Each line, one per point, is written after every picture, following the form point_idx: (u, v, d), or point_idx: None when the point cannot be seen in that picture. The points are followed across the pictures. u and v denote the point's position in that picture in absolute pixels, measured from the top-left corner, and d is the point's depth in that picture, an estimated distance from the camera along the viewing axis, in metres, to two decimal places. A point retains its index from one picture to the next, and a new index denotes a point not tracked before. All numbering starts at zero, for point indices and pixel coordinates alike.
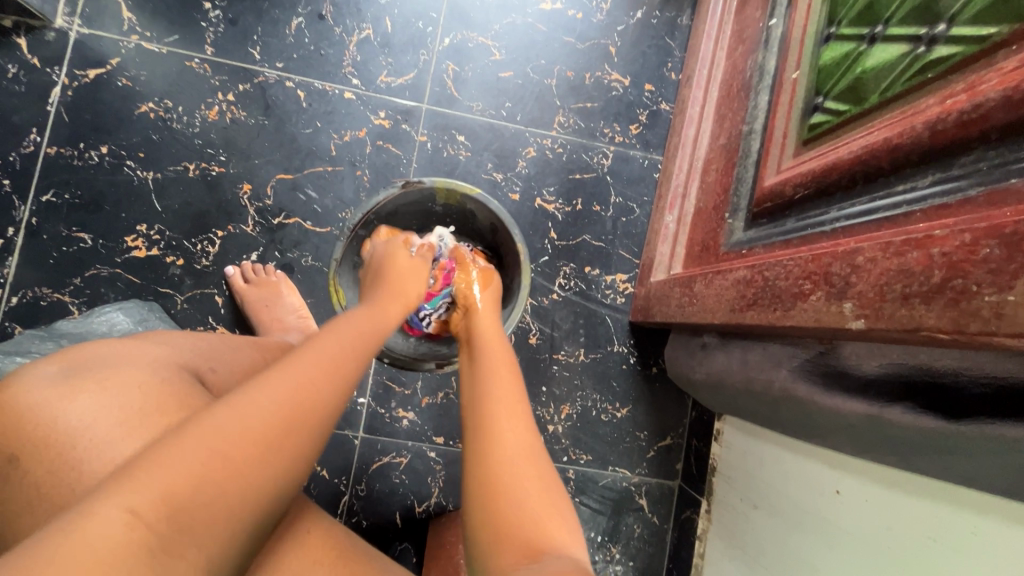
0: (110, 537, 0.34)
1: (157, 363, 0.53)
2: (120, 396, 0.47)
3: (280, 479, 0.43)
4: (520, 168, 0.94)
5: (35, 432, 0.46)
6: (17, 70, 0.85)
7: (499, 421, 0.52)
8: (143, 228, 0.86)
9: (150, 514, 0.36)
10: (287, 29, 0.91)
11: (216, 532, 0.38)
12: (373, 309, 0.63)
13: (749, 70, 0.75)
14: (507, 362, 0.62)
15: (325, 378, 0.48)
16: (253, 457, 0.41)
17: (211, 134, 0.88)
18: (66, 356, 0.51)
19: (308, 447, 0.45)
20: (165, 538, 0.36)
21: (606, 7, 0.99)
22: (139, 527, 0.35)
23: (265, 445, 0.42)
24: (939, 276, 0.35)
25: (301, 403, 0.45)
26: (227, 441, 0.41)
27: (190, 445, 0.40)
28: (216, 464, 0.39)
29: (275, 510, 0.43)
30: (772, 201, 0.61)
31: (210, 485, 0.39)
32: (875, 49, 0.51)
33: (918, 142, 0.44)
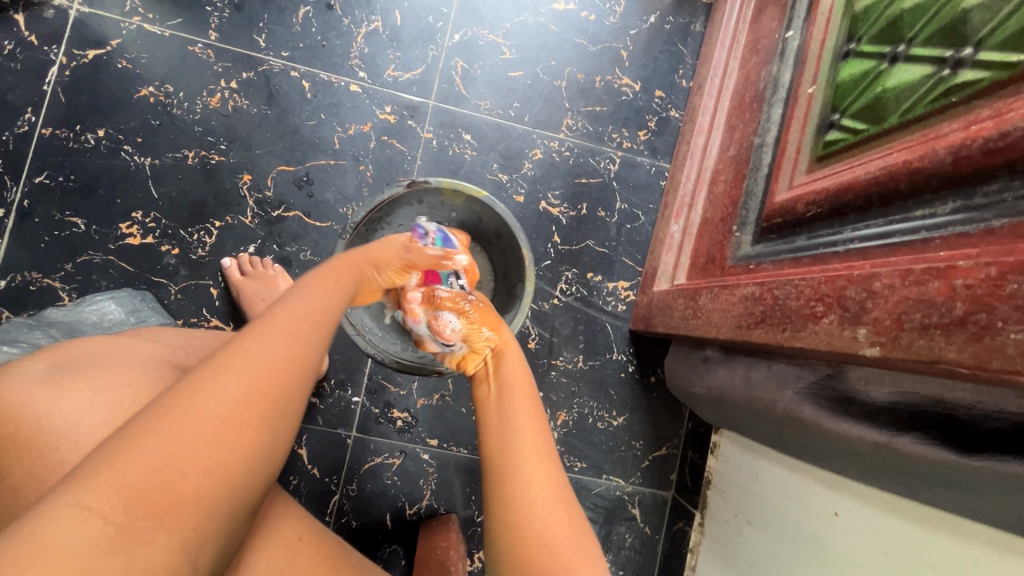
0: (65, 533, 0.32)
1: (147, 361, 0.51)
2: (107, 393, 0.46)
3: (254, 454, 0.40)
4: (526, 170, 0.93)
5: (15, 431, 0.44)
6: (14, 47, 0.82)
7: (525, 464, 0.50)
8: (139, 215, 0.84)
9: (105, 507, 0.33)
10: (294, 17, 0.89)
11: (183, 520, 0.36)
12: (334, 274, 0.58)
13: (763, 81, 0.74)
14: (527, 392, 0.59)
15: (290, 351, 0.45)
16: (211, 439, 0.38)
17: (212, 122, 0.86)
18: (54, 354, 0.50)
19: (276, 423, 0.42)
20: (125, 526, 0.34)
21: (620, 10, 0.97)
22: (95, 519, 0.33)
23: (226, 425, 0.39)
24: (961, 308, 0.34)
25: (265, 379, 0.42)
26: (182, 425, 0.37)
27: (141, 432, 0.36)
28: (172, 448, 0.36)
29: (252, 489, 0.40)
30: (782, 217, 0.60)
31: (165, 472, 0.36)
32: (896, 69, 0.51)
33: (939, 168, 0.43)
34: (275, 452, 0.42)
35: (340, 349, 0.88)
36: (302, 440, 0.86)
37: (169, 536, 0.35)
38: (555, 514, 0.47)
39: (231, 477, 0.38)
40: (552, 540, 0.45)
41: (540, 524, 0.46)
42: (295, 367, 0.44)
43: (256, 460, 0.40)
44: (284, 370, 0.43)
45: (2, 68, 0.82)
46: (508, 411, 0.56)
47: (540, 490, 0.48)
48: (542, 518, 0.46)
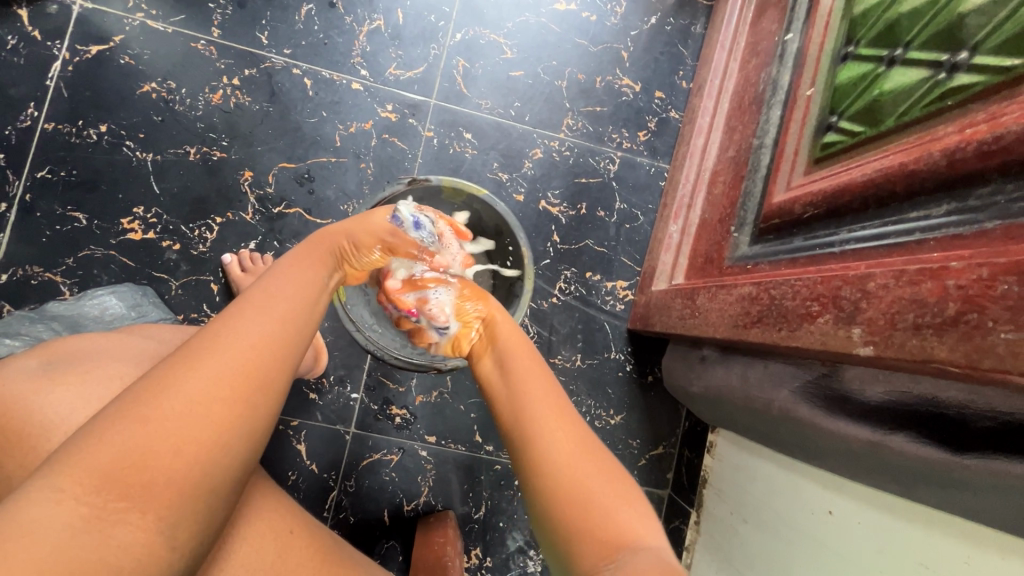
0: (41, 515, 0.32)
1: (141, 357, 0.52)
2: (101, 388, 0.47)
3: (235, 433, 0.39)
4: (526, 169, 0.94)
5: (9, 423, 0.44)
6: (17, 42, 0.83)
7: (545, 421, 0.51)
8: (140, 210, 0.84)
9: (79, 489, 0.33)
10: (297, 15, 0.89)
11: (160, 500, 0.35)
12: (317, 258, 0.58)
13: (762, 83, 0.75)
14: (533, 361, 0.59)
15: (268, 333, 0.44)
16: (186, 418, 0.37)
17: (213, 118, 0.86)
18: (47, 351, 0.51)
19: (259, 402, 0.41)
20: (98, 507, 0.34)
21: (621, 11, 0.98)
22: (69, 499, 0.33)
23: (202, 403, 0.38)
24: (953, 308, 0.35)
25: (243, 358, 0.41)
26: (155, 406, 0.37)
27: (115, 415, 0.36)
28: (147, 428, 0.36)
29: (237, 470, 0.39)
30: (780, 218, 0.61)
31: (139, 452, 0.35)
32: (894, 72, 0.51)
33: (934, 170, 0.44)
34: (259, 430, 0.41)
35: (340, 345, 0.88)
36: (301, 436, 0.86)
37: (143, 515, 0.34)
38: (593, 466, 0.46)
39: (210, 456, 0.37)
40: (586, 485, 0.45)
41: (577, 474, 0.46)
42: (274, 348, 0.44)
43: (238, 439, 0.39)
44: (261, 351, 0.43)
45: (5, 63, 0.82)
46: (516, 379, 0.56)
47: (562, 443, 0.48)
48: (578, 471, 0.46)
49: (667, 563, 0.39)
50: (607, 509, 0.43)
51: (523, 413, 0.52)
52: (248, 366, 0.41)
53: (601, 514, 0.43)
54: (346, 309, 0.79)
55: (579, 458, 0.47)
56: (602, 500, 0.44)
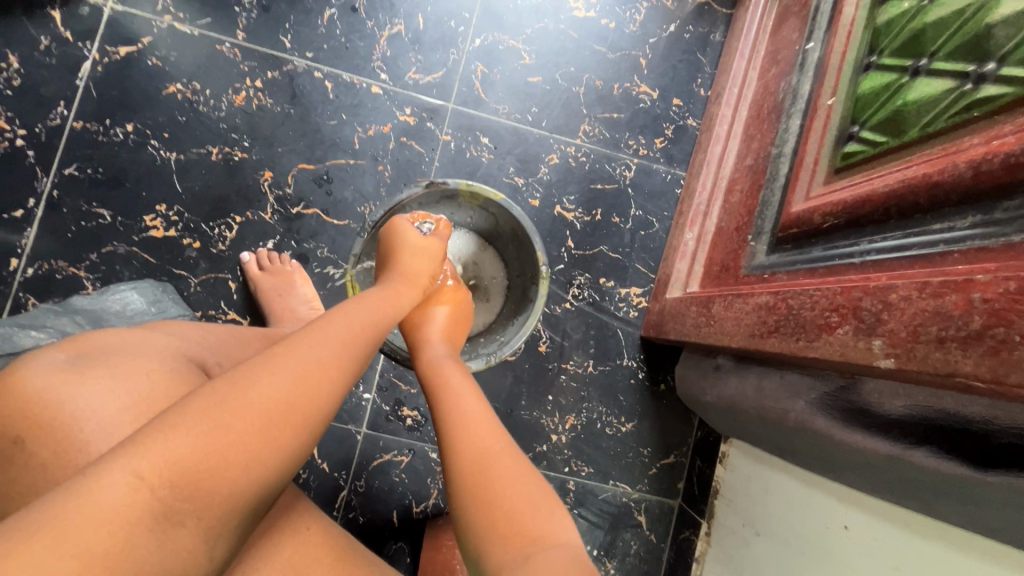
0: (114, 504, 0.34)
1: (165, 353, 0.53)
2: (128, 381, 0.48)
3: (288, 453, 0.42)
4: (542, 174, 0.94)
5: (40, 414, 0.45)
6: (50, 43, 0.85)
7: (470, 427, 0.52)
8: (163, 208, 0.86)
9: (155, 481, 0.36)
10: (319, 19, 0.91)
11: (216, 507, 0.38)
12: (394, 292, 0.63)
13: (782, 92, 0.74)
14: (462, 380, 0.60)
15: (335, 355, 0.47)
16: (256, 427, 0.40)
17: (236, 119, 0.88)
18: (75, 344, 0.51)
19: (316, 423, 0.44)
20: (166, 504, 0.36)
21: (640, 18, 0.98)
22: (143, 491, 0.35)
23: (276, 418, 0.41)
24: (978, 321, 0.34)
25: (312, 381, 0.44)
26: (234, 411, 0.40)
27: (196, 413, 0.39)
28: (223, 432, 0.39)
29: (279, 486, 0.42)
30: (798, 227, 0.60)
31: (212, 457, 0.38)
32: (918, 82, 0.51)
33: (959, 182, 0.43)
34: (306, 452, 0.44)
35: None
36: None
37: (200, 518, 0.37)
38: (512, 467, 0.48)
39: (270, 469, 0.40)
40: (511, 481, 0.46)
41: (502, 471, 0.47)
42: (340, 369, 0.47)
43: (295, 455, 0.42)
44: (330, 373, 0.46)
45: (38, 62, 0.84)
46: (451, 391, 0.58)
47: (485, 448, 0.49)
48: (499, 471, 0.47)
49: (579, 557, 0.42)
50: (520, 507, 0.44)
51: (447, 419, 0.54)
52: (319, 388, 0.44)
53: (518, 513, 0.44)
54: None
55: (502, 457, 0.49)
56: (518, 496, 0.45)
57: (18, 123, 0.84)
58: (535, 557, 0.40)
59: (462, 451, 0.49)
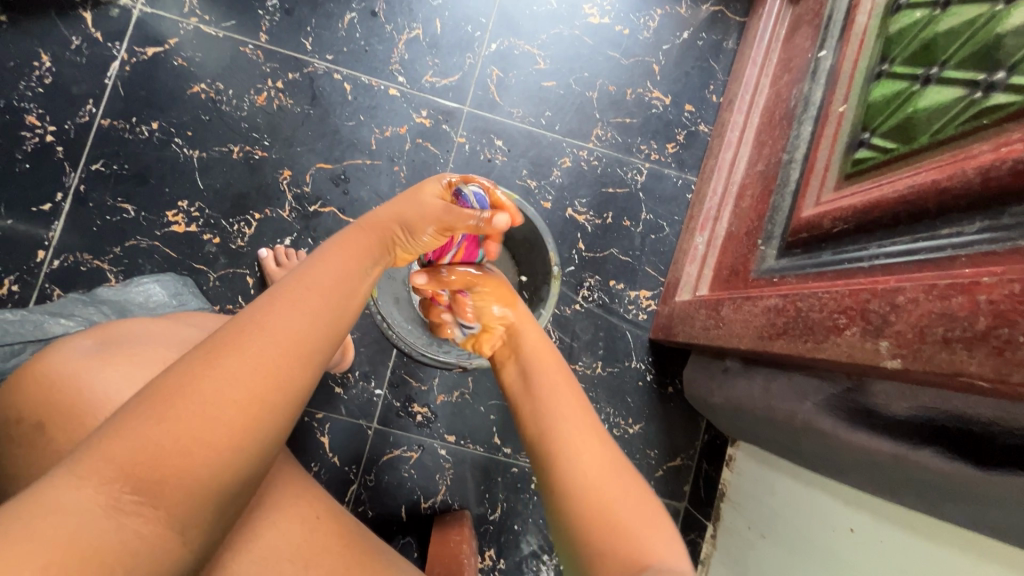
0: (67, 495, 0.33)
1: (183, 343, 0.55)
2: (147, 370, 0.49)
3: (246, 443, 0.38)
4: (555, 177, 0.95)
5: (63, 398, 0.47)
6: (80, 43, 0.88)
7: (574, 437, 0.51)
8: (184, 204, 0.88)
9: (97, 479, 0.34)
10: (340, 23, 0.93)
11: (169, 499, 0.35)
12: (364, 231, 0.56)
13: (794, 99, 0.75)
14: (559, 374, 0.60)
15: (298, 328, 0.42)
16: (203, 418, 0.36)
17: (257, 119, 0.90)
18: (102, 333, 0.54)
19: (277, 407, 0.39)
20: (115, 499, 0.34)
21: (653, 26, 1.00)
22: (89, 486, 0.33)
23: (226, 408, 0.37)
24: (984, 323, 0.35)
25: (268, 358, 0.39)
26: (175, 407, 0.36)
27: (136, 412, 0.36)
28: (162, 431, 0.35)
29: (248, 473, 0.39)
30: (808, 232, 0.61)
31: (156, 450, 0.35)
32: (928, 90, 0.51)
33: (968, 187, 0.44)
34: (274, 436, 0.40)
35: (366, 342, 0.91)
36: (324, 428, 0.88)
37: (157, 510, 0.35)
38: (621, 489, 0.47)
39: (231, 459, 0.37)
40: (621, 508, 0.45)
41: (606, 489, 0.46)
42: (302, 345, 0.42)
43: (259, 442, 0.38)
44: (289, 350, 0.41)
45: (69, 62, 0.87)
46: (550, 393, 0.57)
47: (591, 460, 0.49)
48: (608, 489, 0.46)
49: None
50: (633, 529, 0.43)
51: (553, 440, 0.52)
52: (275, 369, 0.39)
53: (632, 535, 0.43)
54: (374, 306, 0.82)
55: (609, 476, 0.48)
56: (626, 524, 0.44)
57: (48, 119, 0.86)
58: None
59: (576, 466, 0.49)
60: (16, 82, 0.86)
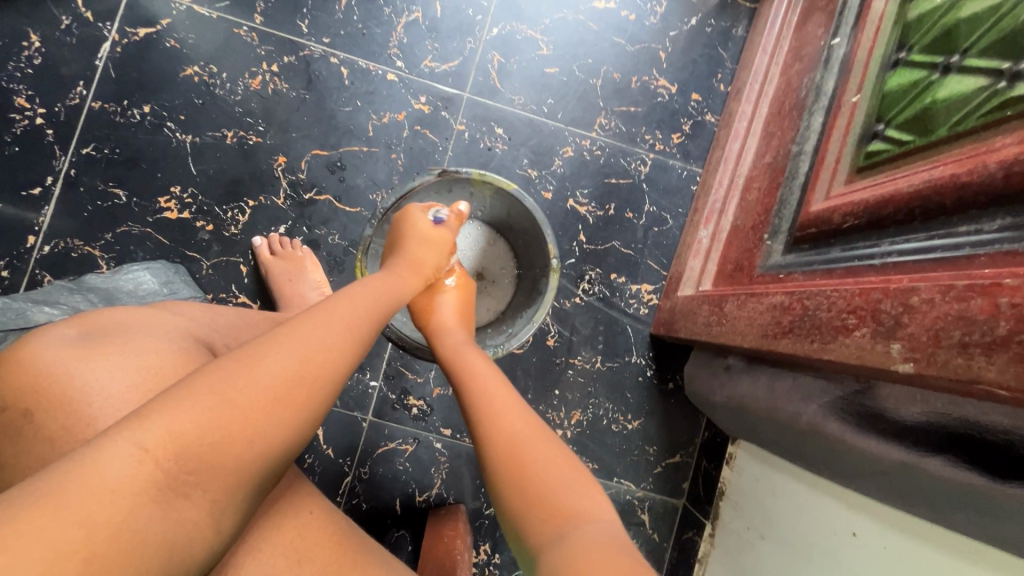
0: (120, 472, 0.35)
1: (173, 332, 0.53)
2: (137, 358, 0.48)
3: (289, 437, 0.42)
4: (556, 167, 0.93)
5: (50, 387, 0.46)
6: (71, 23, 0.85)
7: (503, 412, 0.55)
8: (177, 190, 0.86)
9: (159, 453, 0.37)
10: (337, 5, 0.90)
11: (219, 482, 0.38)
12: (397, 275, 0.65)
13: (804, 89, 0.73)
14: (483, 366, 0.63)
15: (341, 335, 0.48)
16: (262, 406, 0.40)
17: (252, 104, 0.88)
18: (84, 321, 0.52)
19: (318, 404, 0.44)
20: (171, 477, 0.37)
21: (661, 11, 0.96)
22: (148, 463, 0.36)
23: (281, 399, 0.41)
24: (1005, 327, 0.33)
25: (317, 357, 0.45)
26: (241, 391, 0.40)
27: (201, 390, 0.40)
28: (223, 414, 0.39)
29: (284, 464, 0.43)
30: (817, 227, 0.59)
31: (217, 432, 0.38)
32: (948, 80, 0.49)
33: (989, 183, 0.42)
34: (311, 432, 0.44)
35: None
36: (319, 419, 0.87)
37: (205, 492, 0.38)
38: (548, 452, 0.50)
39: (278, 449, 0.41)
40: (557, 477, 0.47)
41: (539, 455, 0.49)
42: (345, 349, 0.47)
43: (299, 435, 0.43)
44: (334, 356, 0.46)
45: (59, 42, 0.85)
46: (479, 381, 0.60)
47: (516, 429, 0.52)
48: (534, 453, 0.50)
49: (614, 536, 0.43)
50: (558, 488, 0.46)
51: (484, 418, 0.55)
52: (326, 372, 0.45)
53: (554, 494, 0.46)
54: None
55: (533, 442, 0.51)
56: (573, 486, 0.47)
57: (37, 101, 0.84)
58: (578, 538, 0.42)
59: (496, 446, 0.51)
60: (5, 62, 0.84)
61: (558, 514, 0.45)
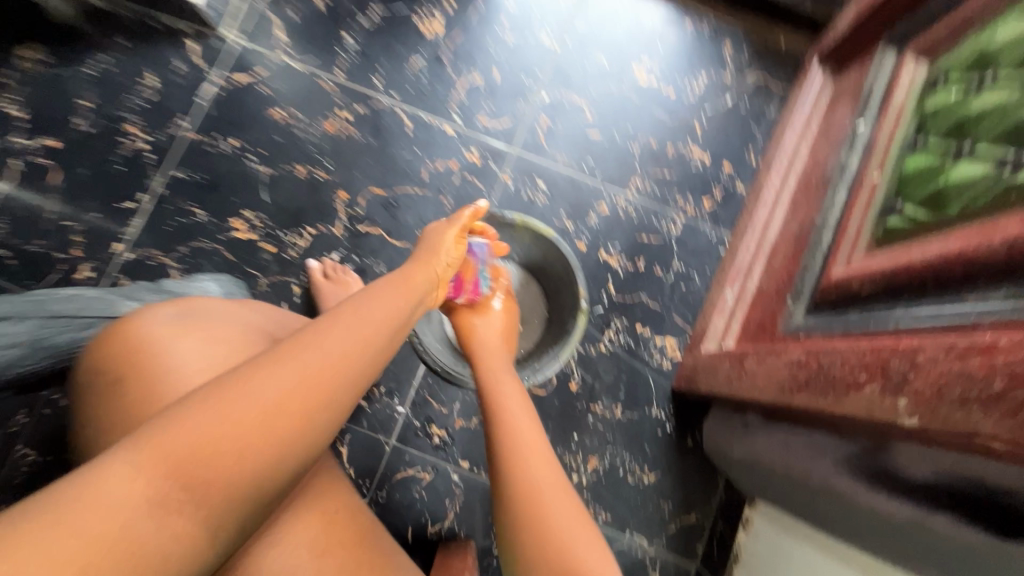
0: (116, 490, 0.37)
1: (251, 329, 0.59)
2: (220, 348, 0.54)
3: (284, 450, 0.43)
4: (591, 221, 0.99)
5: (142, 359, 0.52)
6: (182, 66, 0.99)
7: (527, 454, 0.58)
8: (248, 214, 0.96)
9: (152, 471, 0.38)
10: (408, 66, 1.02)
11: (211, 497, 0.39)
12: (410, 277, 0.64)
13: (830, 166, 0.78)
14: (518, 396, 0.67)
15: (345, 348, 0.48)
16: (257, 421, 0.42)
17: (324, 144, 0.99)
18: (182, 303, 0.59)
19: (318, 417, 0.45)
20: (164, 494, 0.38)
21: (698, 89, 1.05)
22: (140, 481, 0.38)
23: (273, 423, 0.42)
24: (999, 384, 0.35)
25: (318, 371, 0.45)
26: (236, 407, 0.42)
27: (199, 406, 0.41)
28: (218, 429, 0.40)
29: (284, 478, 0.43)
30: (837, 292, 0.63)
31: (213, 447, 0.40)
32: (958, 165, 0.55)
33: (994, 258, 0.45)
34: (313, 446, 0.45)
35: (393, 358, 0.93)
36: (345, 439, 0.91)
37: (197, 509, 0.39)
38: (561, 502, 0.52)
39: (274, 462, 0.42)
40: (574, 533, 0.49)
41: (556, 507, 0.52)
42: (347, 361, 0.48)
43: (298, 448, 0.43)
44: (334, 369, 0.47)
45: (170, 81, 0.99)
46: (509, 415, 0.63)
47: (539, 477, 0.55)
48: (552, 502, 0.52)
49: None
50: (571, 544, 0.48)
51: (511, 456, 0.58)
52: (318, 397, 0.45)
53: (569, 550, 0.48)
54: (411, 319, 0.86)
55: (553, 491, 0.54)
56: (572, 540, 0.49)
57: (144, 129, 0.97)
58: None
59: (519, 481, 0.55)
60: (123, 94, 0.98)
61: (559, 546, 0.48)
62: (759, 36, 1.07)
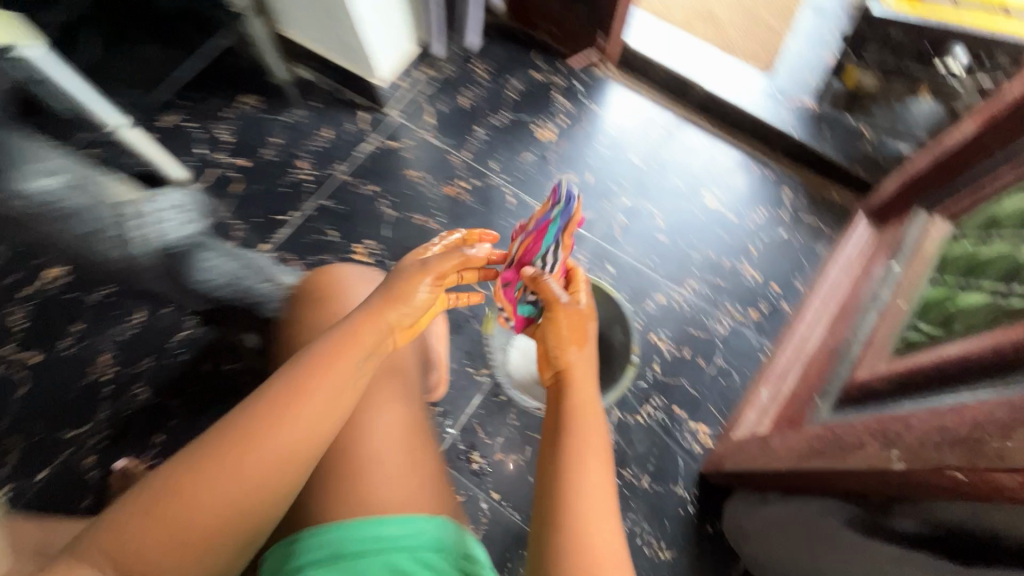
0: (112, 540, 0.46)
1: None
2: None
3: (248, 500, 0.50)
4: (647, 306, 1.14)
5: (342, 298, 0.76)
6: (351, 128, 1.29)
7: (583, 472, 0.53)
8: (369, 243, 1.18)
9: (134, 528, 0.47)
10: (520, 158, 1.28)
11: (191, 535, 0.48)
12: (380, 315, 0.60)
13: (865, 295, 0.91)
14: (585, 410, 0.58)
15: (288, 408, 0.51)
16: (218, 482, 0.49)
17: (441, 202, 1.22)
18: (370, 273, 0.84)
19: (272, 470, 0.50)
20: (150, 545, 0.47)
21: (757, 220, 1.23)
22: (124, 536, 0.46)
23: (233, 484, 0.49)
24: (965, 430, 0.45)
25: (267, 435, 0.50)
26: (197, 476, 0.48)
27: (170, 472, 0.49)
28: (185, 490, 0.48)
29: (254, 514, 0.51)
30: (858, 390, 0.73)
31: (182, 506, 0.48)
32: (965, 296, 0.69)
33: (982, 358, 0.56)
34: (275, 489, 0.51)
35: (453, 384, 1.06)
36: None
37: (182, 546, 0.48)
38: (597, 539, 0.50)
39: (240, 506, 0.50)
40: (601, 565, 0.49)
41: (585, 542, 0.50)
42: (294, 418, 0.51)
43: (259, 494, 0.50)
44: (280, 432, 0.51)
45: (339, 137, 1.28)
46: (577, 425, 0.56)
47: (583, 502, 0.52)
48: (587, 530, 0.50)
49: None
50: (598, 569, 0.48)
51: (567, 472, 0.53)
52: (283, 464, 0.51)
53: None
54: (488, 340, 1.03)
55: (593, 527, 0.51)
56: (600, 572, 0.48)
57: (311, 166, 1.25)
58: None
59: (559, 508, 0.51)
60: (304, 139, 1.27)
61: (582, 553, 0.48)
62: (815, 187, 1.26)
